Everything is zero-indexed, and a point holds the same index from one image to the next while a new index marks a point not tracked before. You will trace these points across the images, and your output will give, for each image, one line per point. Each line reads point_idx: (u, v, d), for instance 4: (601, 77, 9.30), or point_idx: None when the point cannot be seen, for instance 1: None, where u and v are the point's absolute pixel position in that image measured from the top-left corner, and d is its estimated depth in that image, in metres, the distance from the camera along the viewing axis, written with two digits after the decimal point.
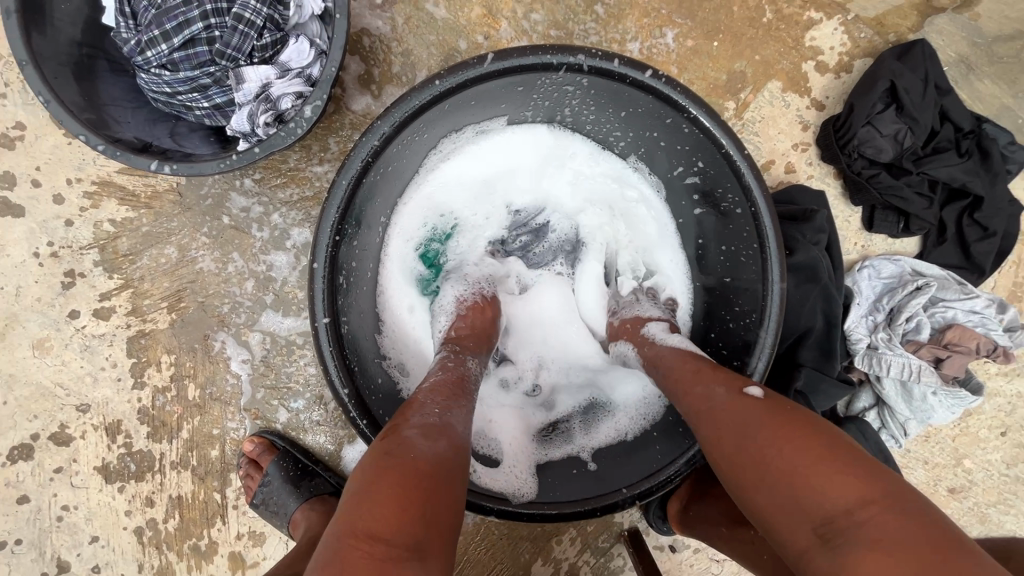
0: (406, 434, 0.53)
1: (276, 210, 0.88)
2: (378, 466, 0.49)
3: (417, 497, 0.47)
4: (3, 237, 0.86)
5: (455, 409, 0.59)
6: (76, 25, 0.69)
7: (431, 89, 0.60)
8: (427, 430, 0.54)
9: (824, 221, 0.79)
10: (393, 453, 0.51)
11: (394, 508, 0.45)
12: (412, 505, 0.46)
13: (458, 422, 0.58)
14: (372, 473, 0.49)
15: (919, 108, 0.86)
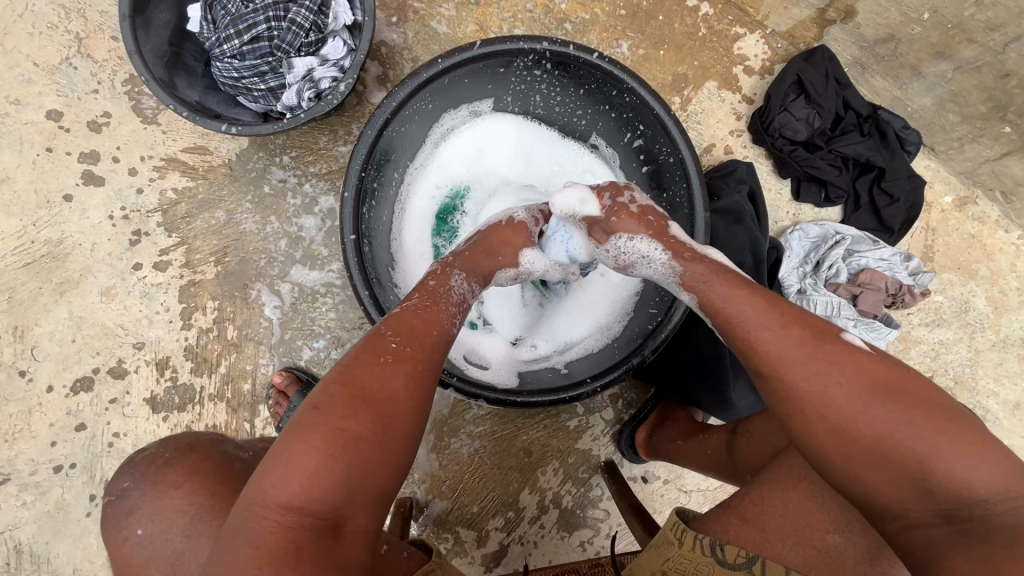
0: (360, 410, 0.56)
1: (307, 181, 1.09)
2: (320, 441, 0.54)
3: (353, 476, 0.54)
4: (86, 202, 1.06)
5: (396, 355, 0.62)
6: (167, 29, 0.91)
7: (435, 65, 0.82)
8: (348, 394, 0.57)
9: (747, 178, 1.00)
10: (336, 430, 0.55)
11: (296, 482, 0.53)
12: (348, 472, 0.54)
13: (392, 371, 0.60)
14: (317, 452, 0.54)
15: (823, 97, 1.09)
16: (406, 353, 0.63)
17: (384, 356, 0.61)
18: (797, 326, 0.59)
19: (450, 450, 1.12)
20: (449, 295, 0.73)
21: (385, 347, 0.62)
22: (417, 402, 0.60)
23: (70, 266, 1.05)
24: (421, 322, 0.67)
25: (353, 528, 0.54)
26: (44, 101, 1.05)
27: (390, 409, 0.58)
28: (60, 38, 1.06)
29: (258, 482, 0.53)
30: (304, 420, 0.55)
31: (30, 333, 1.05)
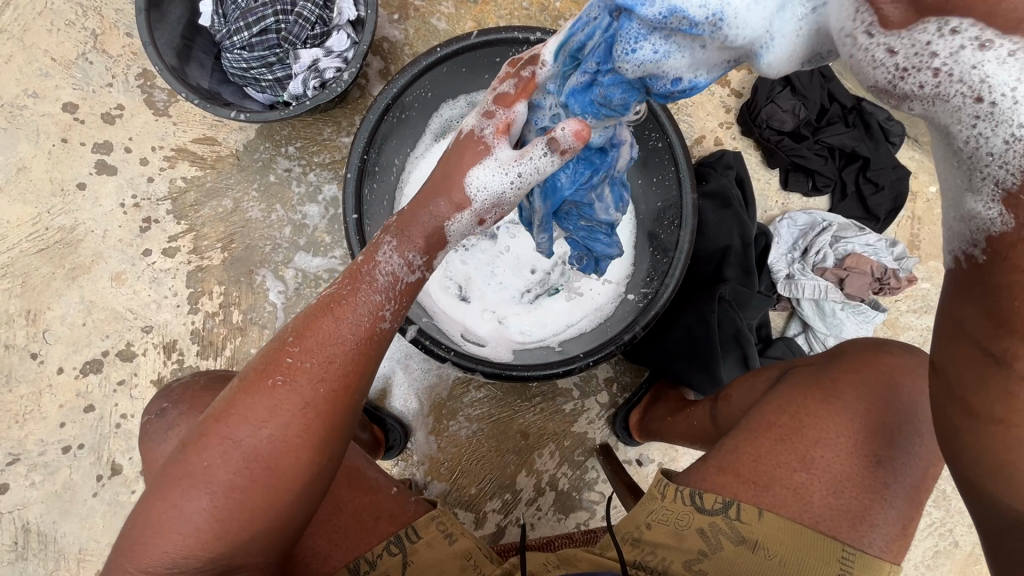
0: (236, 471, 0.57)
1: (312, 171, 1.13)
2: (189, 495, 0.57)
3: (227, 528, 0.57)
4: (99, 190, 1.10)
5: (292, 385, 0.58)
6: (180, 23, 0.95)
7: (434, 54, 0.86)
8: (226, 452, 0.57)
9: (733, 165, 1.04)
10: (211, 482, 0.56)
11: (175, 546, 0.56)
12: (227, 534, 0.57)
13: (282, 407, 0.58)
14: (195, 504, 0.56)
15: (807, 89, 1.13)
16: (299, 369, 0.59)
17: (272, 381, 0.58)
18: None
19: (448, 432, 1.14)
20: (368, 283, 0.62)
21: (277, 364, 0.59)
22: (304, 444, 0.59)
23: (82, 252, 1.09)
24: (320, 326, 0.60)
25: (245, 565, 0.60)
26: (60, 94, 1.10)
27: (271, 452, 0.57)
28: (77, 34, 1.11)
29: (134, 542, 0.58)
30: (176, 472, 0.58)
31: (42, 317, 1.08)
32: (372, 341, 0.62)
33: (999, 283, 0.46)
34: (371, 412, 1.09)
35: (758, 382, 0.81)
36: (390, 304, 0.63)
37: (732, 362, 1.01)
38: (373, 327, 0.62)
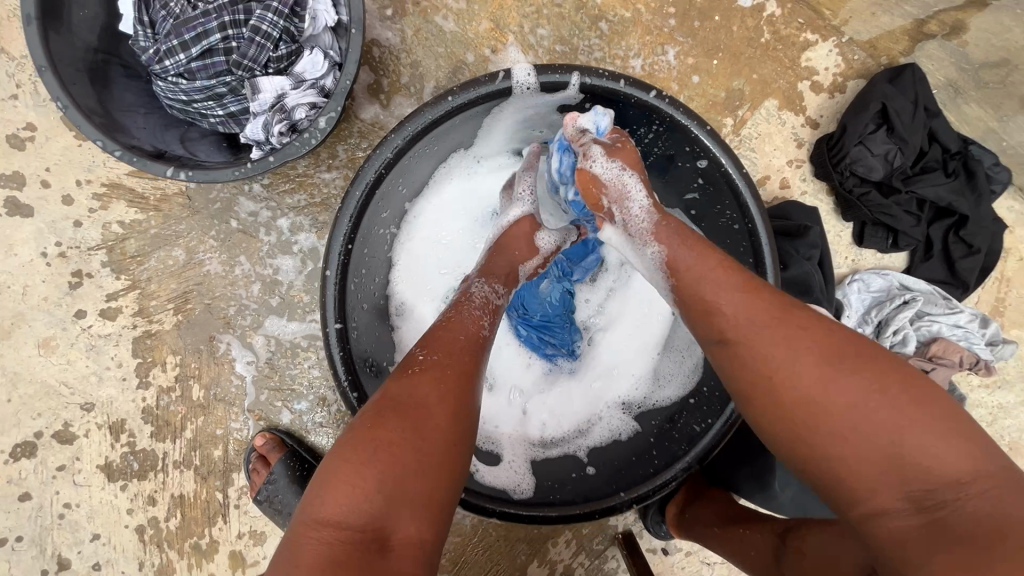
0: (386, 423, 0.49)
1: (283, 215, 0.90)
2: (358, 453, 0.47)
3: (395, 483, 0.47)
4: (12, 236, 0.87)
5: (423, 379, 0.53)
6: (92, 32, 0.70)
7: (443, 104, 0.63)
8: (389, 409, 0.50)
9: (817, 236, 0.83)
10: (386, 438, 0.48)
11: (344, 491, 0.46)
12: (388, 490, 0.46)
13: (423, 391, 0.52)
14: (369, 463, 0.47)
15: (908, 130, 0.90)
16: (432, 360, 0.56)
17: (411, 367, 0.55)
18: (818, 337, 0.49)
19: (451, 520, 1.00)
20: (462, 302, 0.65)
21: (410, 360, 0.56)
22: (452, 405, 0.52)
23: None
24: (447, 333, 0.60)
25: (404, 536, 0.46)
26: None
27: (435, 423, 0.50)
28: None
29: (305, 511, 0.46)
30: (344, 441, 0.49)
31: None
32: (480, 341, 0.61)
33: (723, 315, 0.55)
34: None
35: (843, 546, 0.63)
36: (487, 318, 0.64)
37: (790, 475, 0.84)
38: (477, 332, 0.62)
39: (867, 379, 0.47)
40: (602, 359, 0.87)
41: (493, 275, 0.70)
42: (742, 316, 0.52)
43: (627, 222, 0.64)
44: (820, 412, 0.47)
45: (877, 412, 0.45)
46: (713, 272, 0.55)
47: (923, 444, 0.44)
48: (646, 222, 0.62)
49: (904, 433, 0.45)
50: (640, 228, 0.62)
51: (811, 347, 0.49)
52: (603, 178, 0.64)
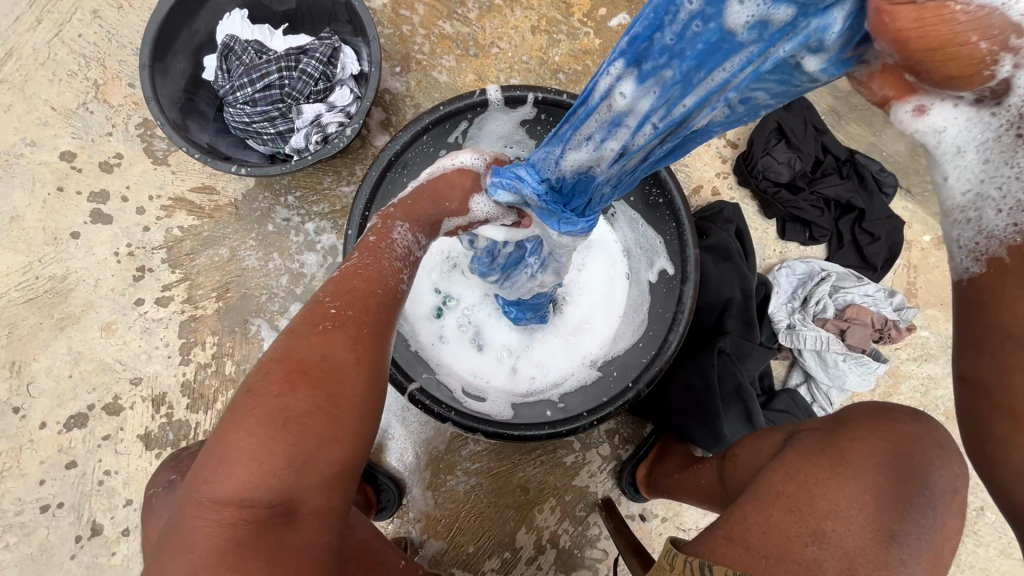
0: (298, 387, 0.50)
1: (311, 220, 1.12)
2: (263, 421, 0.47)
3: (302, 455, 0.48)
4: (93, 239, 1.08)
5: (330, 334, 0.54)
6: (184, 78, 0.97)
7: (436, 113, 0.88)
8: (289, 374, 0.50)
9: (732, 216, 1.10)
10: (295, 407, 0.48)
11: (241, 472, 0.46)
12: (290, 458, 0.47)
13: (333, 345, 0.53)
14: (275, 432, 0.47)
15: (802, 142, 1.15)
16: (346, 317, 0.56)
17: (325, 325, 0.55)
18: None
19: (446, 487, 1.11)
20: (386, 251, 0.66)
21: (323, 315, 0.56)
22: (365, 365, 0.54)
23: (72, 301, 1.07)
24: (363, 289, 0.60)
25: (311, 510, 0.48)
26: (58, 143, 1.09)
27: (347, 390, 0.52)
28: (78, 84, 1.11)
29: (199, 485, 0.46)
30: (245, 407, 0.48)
31: (27, 369, 1.05)
32: (398, 298, 0.63)
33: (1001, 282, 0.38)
34: (365, 469, 1.05)
35: (764, 443, 0.79)
36: (408, 271, 0.67)
37: (736, 418, 0.98)
38: (396, 288, 0.63)
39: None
40: (570, 325, 1.06)
41: (418, 225, 0.72)
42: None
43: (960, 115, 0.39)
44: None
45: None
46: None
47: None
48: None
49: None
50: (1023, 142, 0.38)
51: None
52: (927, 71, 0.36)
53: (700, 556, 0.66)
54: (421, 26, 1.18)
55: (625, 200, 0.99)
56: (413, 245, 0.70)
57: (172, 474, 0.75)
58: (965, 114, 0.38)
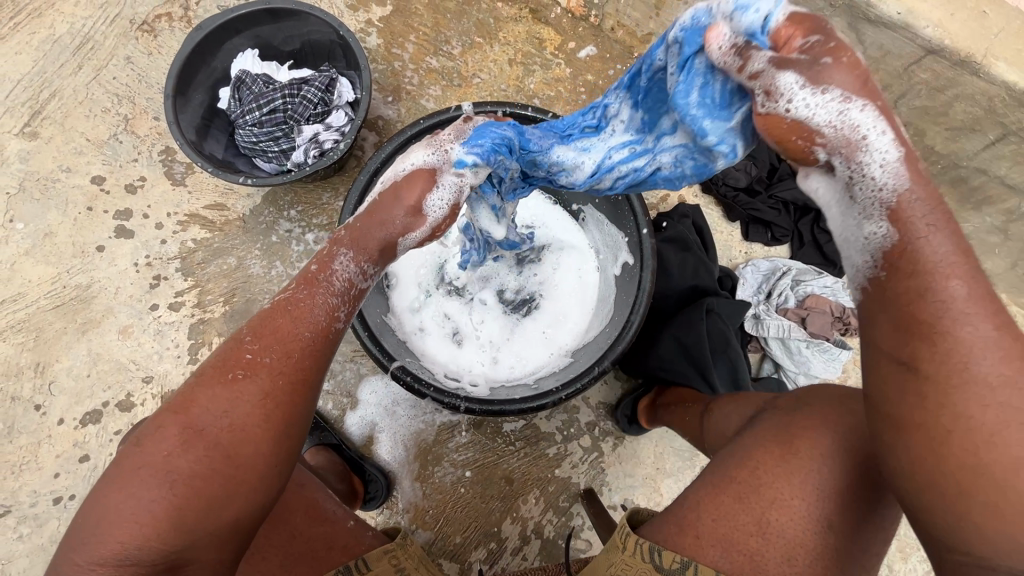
0: (191, 449, 0.58)
1: (310, 231, 1.24)
2: (152, 481, 0.56)
3: (186, 517, 0.56)
4: (116, 251, 1.21)
5: (237, 383, 0.60)
6: (203, 106, 1.12)
7: (417, 125, 1.00)
8: (187, 436, 0.58)
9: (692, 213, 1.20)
10: (184, 468, 0.57)
11: (133, 527, 0.55)
12: (177, 519, 0.56)
13: (239, 407, 0.59)
14: (160, 491, 0.56)
15: (756, 150, 1.26)
16: (258, 364, 0.61)
17: (234, 375, 0.60)
18: (1011, 334, 0.49)
19: (433, 479, 1.16)
20: (322, 284, 0.66)
21: (237, 362, 0.61)
22: (268, 428, 0.60)
23: (94, 307, 1.18)
24: (284, 330, 0.63)
25: (199, 560, 0.59)
26: (90, 168, 1.24)
27: (240, 452, 0.59)
28: (111, 119, 1.27)
29: (77, 542, 0.56)
30: (139, 462, 0.57)
31: (50, 369, 1.15)
32: (326, 340, 0.65)
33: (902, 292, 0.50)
34: (353, 460, 1.10)
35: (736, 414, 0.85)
36: (345, 306, 0.67)
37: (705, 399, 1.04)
38: (326, 326, 0.65)
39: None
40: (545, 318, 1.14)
41: (363, 250, 0.68)
42: (920, 249, 0.50)
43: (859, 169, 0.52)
44: (962, 368, 0.48)
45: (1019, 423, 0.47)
46: (938, 223, 0.50)
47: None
48: (892, 183, 0.51)
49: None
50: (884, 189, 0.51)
51: (983, 311, 0.49)
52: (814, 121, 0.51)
53: (654, 540, 0.75)
54: (410, 62, 1.33)
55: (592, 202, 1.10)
56: (356, 276, 0.68)
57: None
58: (843, 152, 0.51)
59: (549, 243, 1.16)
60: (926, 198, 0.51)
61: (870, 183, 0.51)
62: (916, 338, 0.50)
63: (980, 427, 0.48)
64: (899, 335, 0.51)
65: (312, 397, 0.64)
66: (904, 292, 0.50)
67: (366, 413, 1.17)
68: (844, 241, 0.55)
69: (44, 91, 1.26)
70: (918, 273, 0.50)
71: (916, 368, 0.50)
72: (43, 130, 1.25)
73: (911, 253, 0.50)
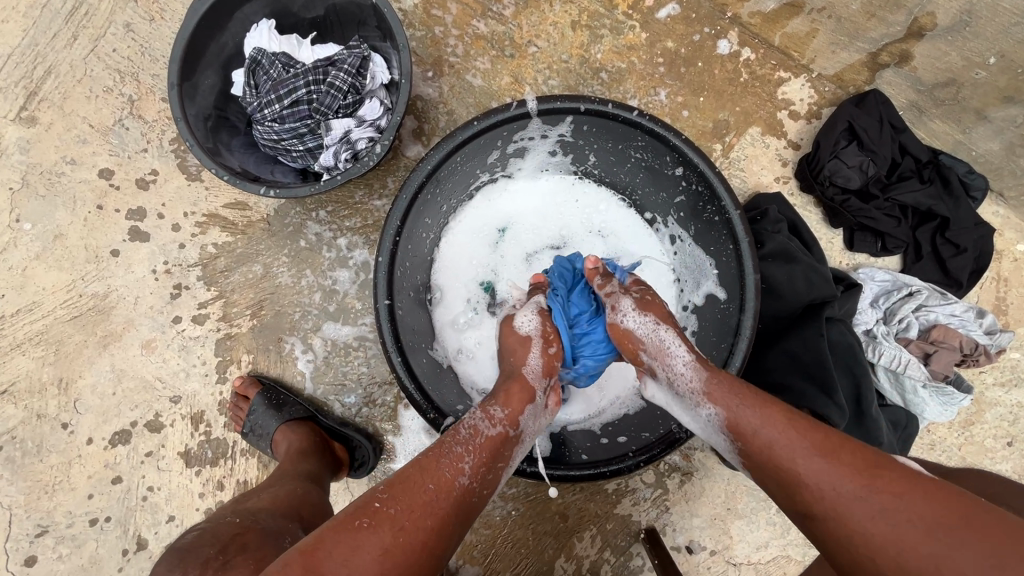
0: None
1: (343, 235, 1.09)
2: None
3: None
4: (132, 257, 1.09)
5: (364, 540, 0.55)
6: (211, 95, 0.95)
7: (471, 128, 0.82)
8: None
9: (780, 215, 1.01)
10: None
11: None
12: None
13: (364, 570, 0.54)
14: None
15: (878, 143, 1.03)
16: (386, 515, 0.57)
17: (360, 522, 0.56)
18: (846, 450, 0.57)
19: (481, 512, 1.07)
20: (447, 437, 0.66)
21: (366, 509, 0.57)
22: None
23: (114, 318, 1.08)
24: (414, 483, 0.60)
25: None
26: (97, 160, 1.10)
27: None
28: (115, 100, 1.11)
29: None
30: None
31: (74, 385, 1.07)
32: (458, 500, 0.61)
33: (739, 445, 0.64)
34: (335, 430, 1.03)
35: None
36: (470, 457, 0.64)
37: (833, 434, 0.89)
38: (452, 481, 0.61)
39: (904, 487, 0.53)
40: None
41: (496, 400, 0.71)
42: (762, 432, 0.61)
43: (674, 377, 0.72)
44: (833, 498, 0.55)
45: (907, 519, 0.51)
46: (746, 399, 0.65)
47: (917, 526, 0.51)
48: (697, 383, 0.69)
49: (882, 515, 0.53)
50: (690, 387, 0.69)
51: (811, 443, 0.59)
52: (637, 332, 0.77)
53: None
54: (454, 27, 1.11)
55: (676, 214, 0.93)
56: (482, 424, 0.68)
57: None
58: (657, 362, 0.74)
59: (618, 256, 1.00)
60: (727, 382, 0.68)
61: (679, 378, 0.71)
62: (795, 495, 0.58)
63: (886, 543, 0.51)
64: (791, 501, 0.58)
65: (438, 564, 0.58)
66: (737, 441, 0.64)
67: (409, 442, 1.08)
68: (708, 434, 0.68)
69: (38, 67, 1.10)
70: (771, 448, 0.60)
71: (818, 519, 0.56)
72: (42, 114, 1.10)
73: (743, 430, 0.63)
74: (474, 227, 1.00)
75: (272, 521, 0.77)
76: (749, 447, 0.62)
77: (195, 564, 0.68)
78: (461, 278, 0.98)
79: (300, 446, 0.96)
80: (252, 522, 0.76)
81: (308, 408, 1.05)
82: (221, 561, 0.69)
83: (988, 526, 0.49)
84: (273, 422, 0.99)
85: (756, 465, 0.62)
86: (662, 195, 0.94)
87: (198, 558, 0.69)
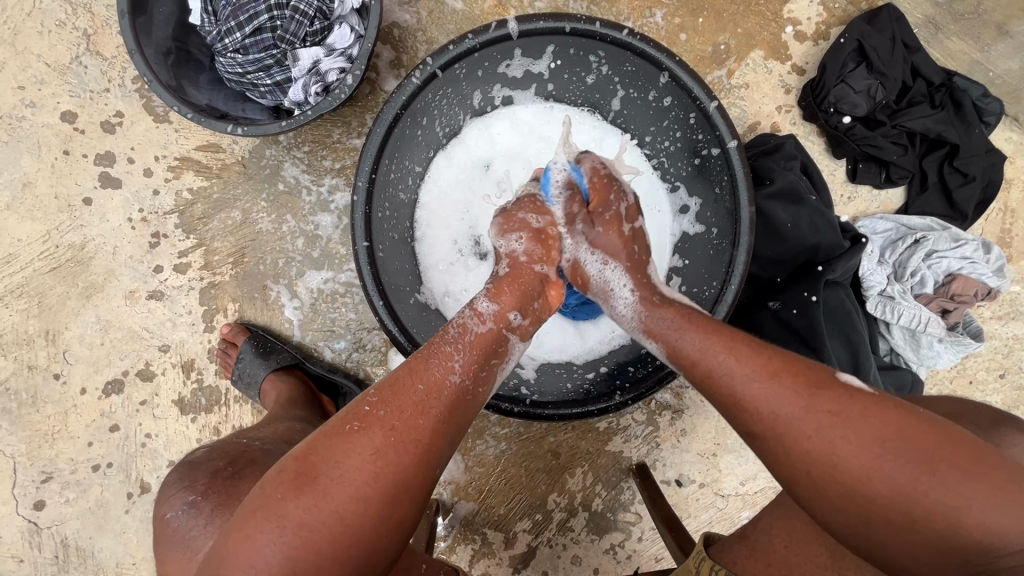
0: (304, 493, 0.52)
1: (322, 177, 1.04)
2: (266, 525, 0.51)
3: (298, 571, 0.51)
4: (105, 205, 1.05)
5: (357, 449, 0.54)
6: (169, 25, 0.87)
7: (446, 53, 0.76)
8: (295, 478, 0.53)
9: (793, 150, 0.95)
10: (298, 516, 0.51)
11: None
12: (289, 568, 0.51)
13: (353, 460, 0.54)
14: (274, 536, 0.51)
15: (888, 65, 0.97)
16: (377, 420, 0.56)
17: (350, 427, 0.56)
18: (788, 374, 0.55)
19: (475, 452, 1.09)
20: (436, 338, 0.65)
21: (356, 412, 0.57)
22: (382, 485, 0.54)
23: (95, 269, 1.05)
24: (404, 385, 0.59)
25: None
26: (58, 102, 1.04)
27: (351, 510, 0.52)
28: (68, 36, 1.03)
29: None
30: (252, 505, 0.53)
31: (61, 337, 1.06)
32: (443, 396, 0.60)
33: (712, 380, 0.59)
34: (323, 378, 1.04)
35: None
36: (459, 355, 0.63)
37: None
38: (441, 381, 0.60)
39: (842, 405, 0.52)
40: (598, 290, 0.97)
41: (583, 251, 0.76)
42: (703, 358, 0.60)
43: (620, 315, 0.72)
44: (772, 420, 0.54)
45: (843, 436, 0.51)
46: (687, 327, 0.63)
47: (852, 443, 0.50)
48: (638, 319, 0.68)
49: (892, 466, 0.49)
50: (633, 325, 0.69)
51: (751, 369, 0.56)
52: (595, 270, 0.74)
53: (728, 569, 0.69)
54: None
55: (671, 146, 0.88)
56: (471, 322, 0.67)
57: (191, 495, 0.70)
58: (602, 301, 0.74)
59: None
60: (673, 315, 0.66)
61: (623, 318, 0.71)
62: (739, 419, 0.57)
63: (823, 459, 0.51)
64: (734, 423, 0.58)
65: (436, 458, 0.58)
66: (695, 375, 0.61)
67: None
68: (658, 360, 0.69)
69: None
70: (711, 374, 0.59)
71: (758, 441, 0.55)
72: None
73: (688, 356, 0.62)
74: (457, 165, 0.95)
75: (273, 443, 0.80)
76: (694, 373, 0.61)
77: (205, 474, 0.72)
78: (446, 221, 0.95)
79: (297, 390, 0.98)
80: (255, 443, 0.79)
81: (294, 355, 1.05)
82: (232, 471, 0.72)
83: (928, 435, 0.49)
84: (260, 371, 0.99)
85: (704, 390, 0.60)
86: (656, 127, 0.88)
87: (209, 470, 0.73)
